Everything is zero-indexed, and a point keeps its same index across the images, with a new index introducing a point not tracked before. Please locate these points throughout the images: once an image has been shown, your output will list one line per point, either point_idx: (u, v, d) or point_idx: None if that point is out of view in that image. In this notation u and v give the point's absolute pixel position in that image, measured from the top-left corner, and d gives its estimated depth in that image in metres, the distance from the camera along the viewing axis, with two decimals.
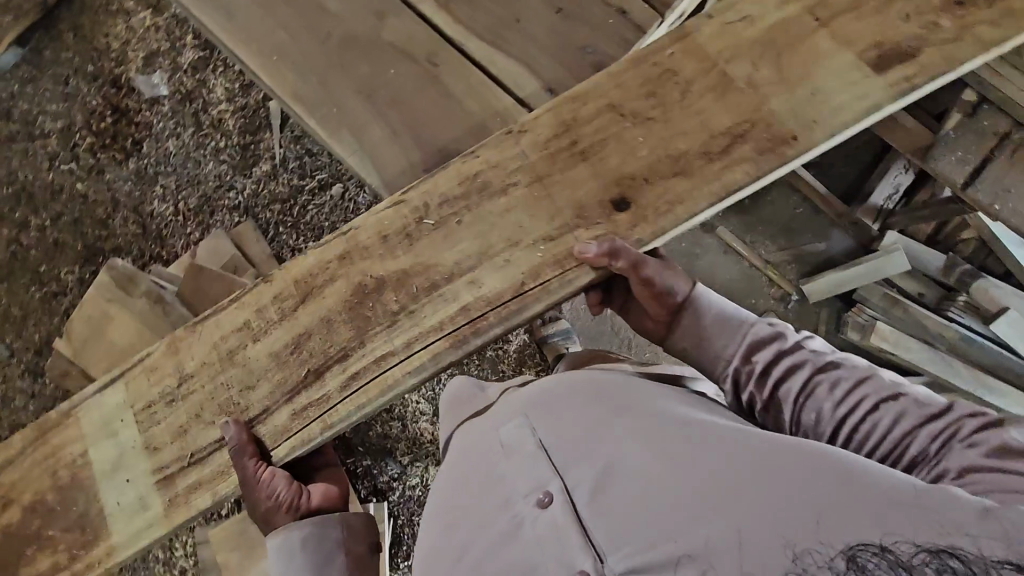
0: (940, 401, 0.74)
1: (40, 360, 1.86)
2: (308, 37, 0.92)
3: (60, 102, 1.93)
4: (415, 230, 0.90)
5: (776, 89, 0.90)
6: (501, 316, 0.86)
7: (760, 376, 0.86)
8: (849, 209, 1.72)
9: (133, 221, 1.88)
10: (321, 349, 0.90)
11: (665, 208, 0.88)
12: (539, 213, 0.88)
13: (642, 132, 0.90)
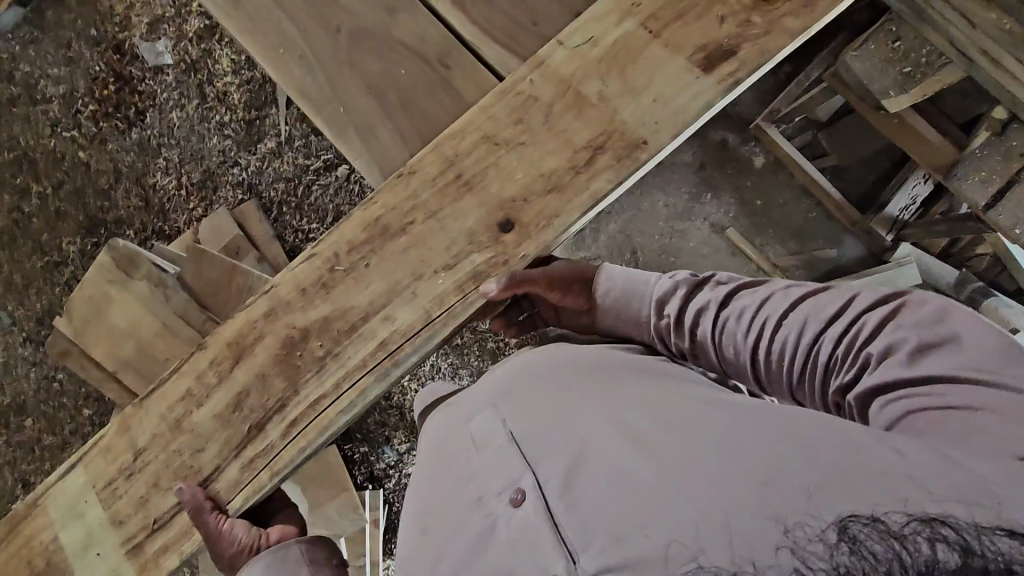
0: (837, 301, 0.78)
1: (42, 329, 1.86)
2: (318, 30, 0.90)
3: (62, 65, 1.88)
4: (329, 278, 0.91)
5: (624, 101, 0.87)
6: (415, 345, 0.87)
7: (678, 324, 0.93)
8: (864, 218, 1.70)
9: (135, 194, 1.86)
10: (261, 403, 0.92)
11: (545, 225, 0.86)
12: (431, 248, 0.88)
13: (516, 157, 0.87)
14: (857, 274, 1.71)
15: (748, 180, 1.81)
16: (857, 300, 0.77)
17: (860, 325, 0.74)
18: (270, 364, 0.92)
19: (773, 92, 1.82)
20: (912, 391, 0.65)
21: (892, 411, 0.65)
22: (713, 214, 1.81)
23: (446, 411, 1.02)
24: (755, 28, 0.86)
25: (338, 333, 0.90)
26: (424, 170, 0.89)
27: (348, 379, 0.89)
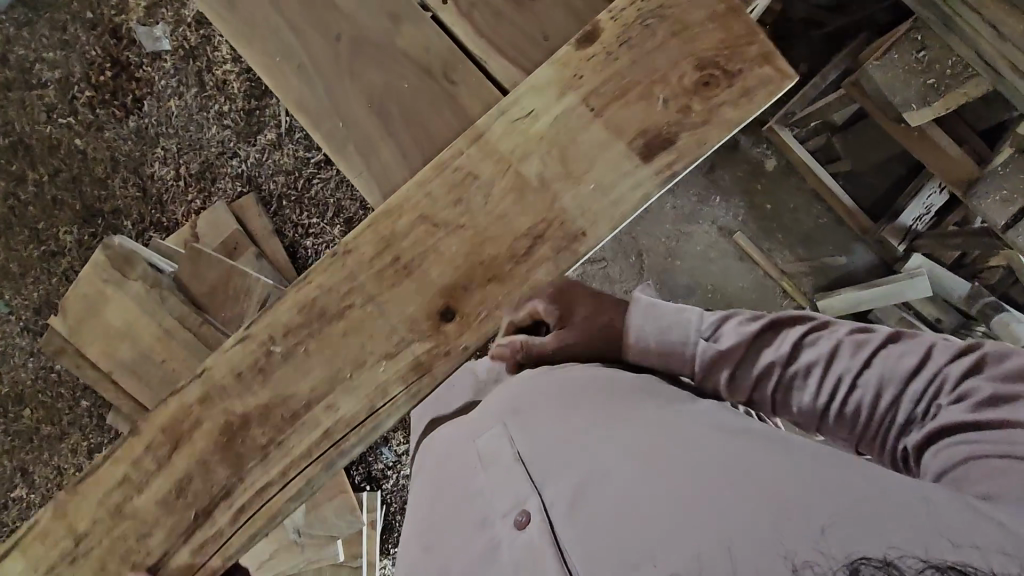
0: (914, 353, 0.71)
1: (38, 318, 1.85)
2: (317, 38, 0.88)
3: (58, 49, 1.83)
4: (264, 365, 0.85)
5: (563, 186, 0.83)
6: (360, 436, 0.83)
7: (730, 385, 0.81)
8: (877, 227, 1.71)
9: (133, 183, 1.83)
10: (204, 490, 0.86)
11: (485, 316, 0.83)
12: (370, 334, 0.84)
13: (455, 241, 0.83)
14: (865, 283, 1.73)
15: (758, 183, 1.79)
16: (939, 354, 0.69)
17: (939, 382, 0.68)
18: (212, 450, 0.86)
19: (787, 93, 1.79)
20: (983, 435, 0.60)
21: (959, 453, 0.60)
22: (722, 218, 1.78)
23: (459, 427, 1.02)
24: (696, 113, 0.82)
25: (281, 422, 0.85)
26: (359, 250, 0.85)
27: (294, 466, 0.83)
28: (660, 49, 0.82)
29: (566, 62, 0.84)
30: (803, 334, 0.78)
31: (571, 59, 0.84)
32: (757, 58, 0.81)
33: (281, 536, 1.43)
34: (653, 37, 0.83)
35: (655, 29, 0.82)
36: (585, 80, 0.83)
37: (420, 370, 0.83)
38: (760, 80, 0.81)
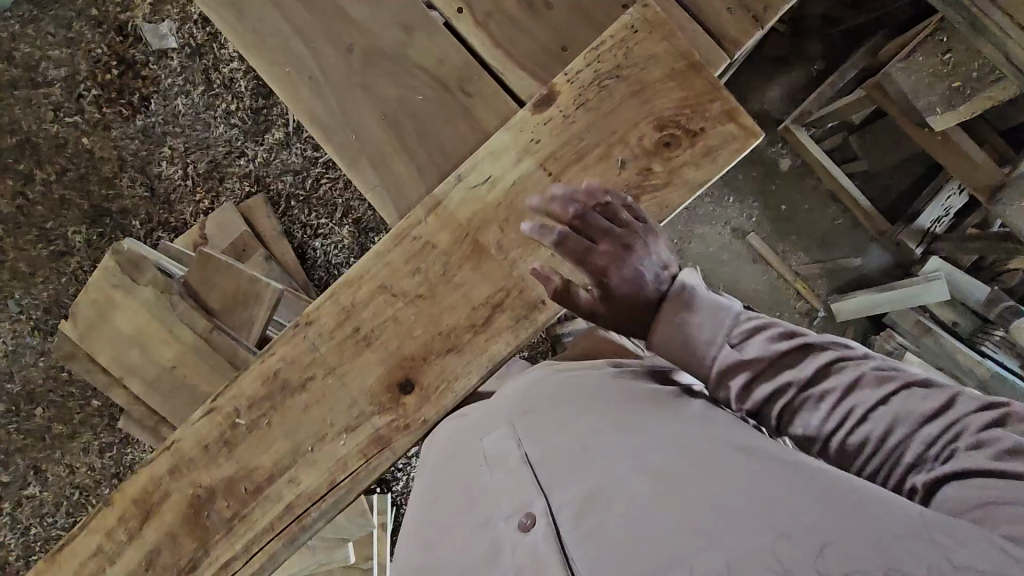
0: (938, 394, 0.66)
1: (49, 318, 1.85)
2: (332, 53, 0.98)
3: (63, 47, 1.81)
4: (231, 437, 0.99)
5: (518, 251, 0.91)
6: (322, 508, 0.95)
7: (740, 398, 0.76)
8: (894, 229, 1.70)
9: (140, 183, 1.82)
10: (172, 561, 1.01)
11: (441, 387, 0.92)
12: (334, 405, 0.95)
13: (414, 311, 0.93)
14: (881, 286, 1.72)
15: (773, 184, 1.77)
16: (963, 399, 0.65)
17: (956, 424, 0.63)
18: (177, 524, 1.01)
19: (802, 91, 1.76)
20: (992, 483, 0.57)
21: (969, 499, 0.58)
22: (735, 219, 1.77)
23: (473, 424, 1.04)
24: (657, 175, 0.88)
25: (244, 495, 0.98)
26: (321, 322, 0.97)
27: (256, 540, 0.97)
28: (619, 110, 0.89)
29: (526, 127, 0.91)
30: (831, 356, 0.74)
31: (528, 124, 0.91)
32: (721, 115, 0.86)
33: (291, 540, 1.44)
34: (611, 98, 0.89)
35: (612, 89, 0.89)
36: (541, 143, 0.91)
37: (377, 445, 0.94)
38: (723, 139, 0.86)
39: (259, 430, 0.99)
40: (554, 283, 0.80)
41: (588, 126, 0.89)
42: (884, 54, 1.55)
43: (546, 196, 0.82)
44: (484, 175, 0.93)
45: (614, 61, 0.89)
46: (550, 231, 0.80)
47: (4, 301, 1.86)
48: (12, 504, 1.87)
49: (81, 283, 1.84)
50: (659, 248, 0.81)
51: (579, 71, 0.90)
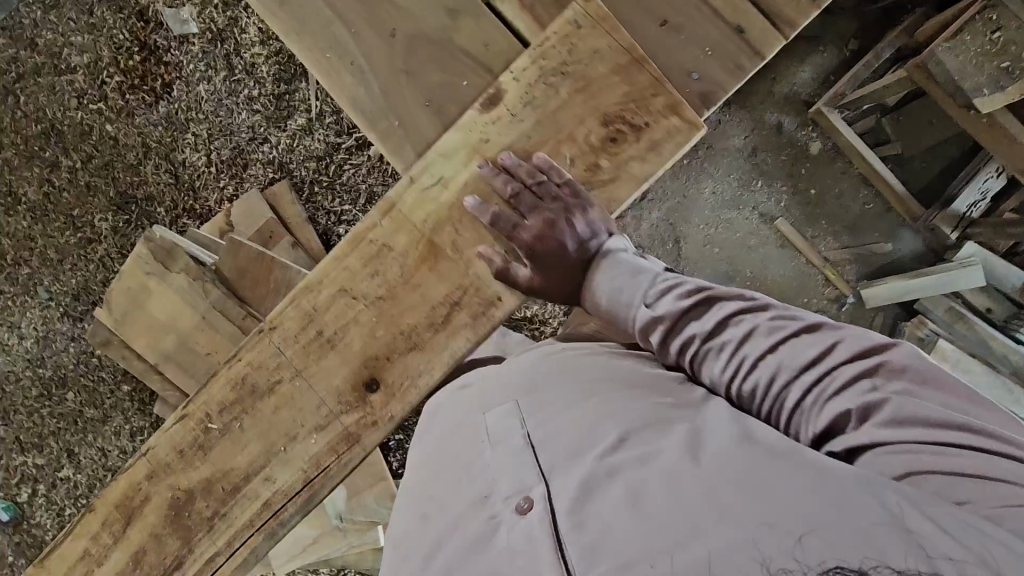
0: (817, 346, 0.85)
1: (78, 304, 1.87)
2: (374, 38, 1.05)
3: (85, 33, 1.81)
4: (203, 439, 1.12)
5: (473, 253, 1.04)
6: (297, 504, 1.09)
7: (663, 346, 0.96)
8: (929, 212, 1.67)
9: (164, 169, 1.82)
10: (158, 561, 1.14)
11: (405, 385, 1.06)
12: (299, 406, 1.09)
13: (374, 312, 1.06)
14: (915, 272, 1.71)
15: (802, 168, 1.75)
16: (839, 350, 0.83)
17: (833, 374, 0.81)
18: (161, 525, 1.14)
19: (836, 72, 1.72)
20: (912, 446, 0.71)
21: (899, 463, 0.70)
22: (763, 204, 1.76)
23: (470, 406, 1.06)
24: (604, 170, 1.02)
25: (222, 495, 1.12)
26: (283, 328, 1.09)
27: (238, 536, 1.11)
28: (565, 107, 1.01)
29: (474, 127, 1.03)
30: (732, 312, 0.93)
31: (478, 124, 1.03)
32: (665, 109, 1.00)
33: (325, 522, 1.51)
34: (557, 96, 1.01)
35: (558, 86, 1.01)
36: (490, 141, 1.03)
37: (348, 441, 1.07)
38: (668, 132, 1.00)
39: (231, 432, 1.12)
40: (494, 262, 1.02)
41: (536, 123, 1.02)
42: (922, 34, 1.55)
43: (495, 169, 1.02)
44: (435, 176, 1.05)
45: (559, 59, 1.01)
46: (486, 208, 1.02)
47: (35, 287, 1.88)
48: (48, 485, 1.92)
49: (109, 270, 1.85)
50: (582, 224, 1.00)
51: (525, 68, 1.01)
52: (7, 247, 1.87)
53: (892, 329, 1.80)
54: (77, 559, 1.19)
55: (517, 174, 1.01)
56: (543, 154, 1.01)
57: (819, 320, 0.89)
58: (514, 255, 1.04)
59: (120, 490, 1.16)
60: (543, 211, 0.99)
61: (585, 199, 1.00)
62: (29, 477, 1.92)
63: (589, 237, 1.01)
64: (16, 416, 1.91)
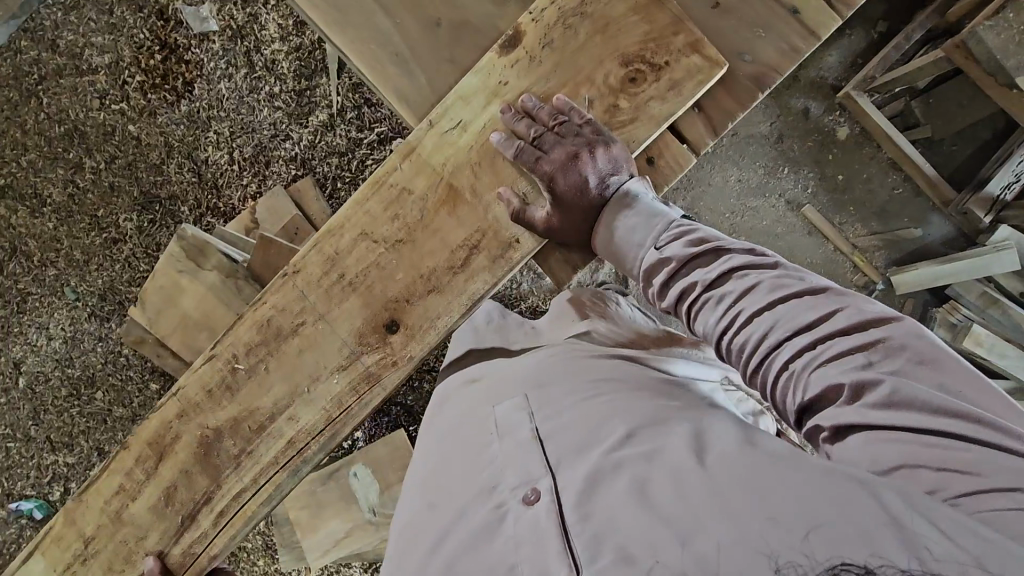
0: (817, 310, 0.77)
1: (105, 304, 1.88)
2: (413, 22, 1.16)
3: (105, 33, 1.81)
4: (231, 379, 1.21)
5: (490, 194, 1.12)
6: (318, 444, 1.18)
7: (661, 291, 0.95)
8: (962, 197, 1.66)
9: (188, 168, 1.82)
10: (188, 497, 1.23)
11: (425, 326, 1.14)
12: (320, 347, 1.18)
13: (394, 255, 1.15)
14: (945, 258, 1.72)
15: (830, 153, 1.73)
16: (839, 317, 0.75)
17: (831, 339, 0.74)
18: (191, 462, 1.23)
19: (863, 54, 1.70)
20: (902, 435, 0.63)
21: (891, 455, 0.62)
22: (790, 191, 1.74)
23: (480, 390, 0.99)
24: (624, 111, 1.09)
25: (249, 433, 1.20)
26: (308, 271, 1.19)
27: (263, 473, 1.19)
28: (585, 47, 1.09)
29: (494, 71, 1.12)
30: (739, 266, 0.88)
31: (497, 69, 1.12)
32: (686, 47, 1.06)
33: (356, 516, 1.50)
34: (577, 36, 1.09)
35: (578, 27, 1.09)
36: (509, 84, 1.12)
37: (368, 381, 1.16)
38: (688, 72, 1.07)
39: (257, 373, 1.20)
40: (512, 204, 1.09)
41: (555, 66, 1.10)
42: (955, 14, 1.55)
43: (518, 114, 1.09)
44: (455, 120, 1.14)
45: (579, 1, 1.09)
46: (511, 145, 1.08)
47: (62, 288, 1.90)
48: (78, 483, 1.93)
49: (135, 269, 1.86)
50: (603, 159, 1.04)
51: (545, 10, 1.10)
52: (34, 249, 1.89)
53: (923, 315, 1.81)
54: (113, 493, 1.27)
55: (540, 118, 1.08)
56: (564, 97, 1.08)
57: (824, 285, 0.81)
58: (533, 196, 1.11)
59: (150, 430, 1.25)
60: (566, 146, 1.04)
61: (606, 135, 1.05)
62: (62, 476, 1.94)
63: (610, 173, 1.04)
64: (46, 416, 1.92)
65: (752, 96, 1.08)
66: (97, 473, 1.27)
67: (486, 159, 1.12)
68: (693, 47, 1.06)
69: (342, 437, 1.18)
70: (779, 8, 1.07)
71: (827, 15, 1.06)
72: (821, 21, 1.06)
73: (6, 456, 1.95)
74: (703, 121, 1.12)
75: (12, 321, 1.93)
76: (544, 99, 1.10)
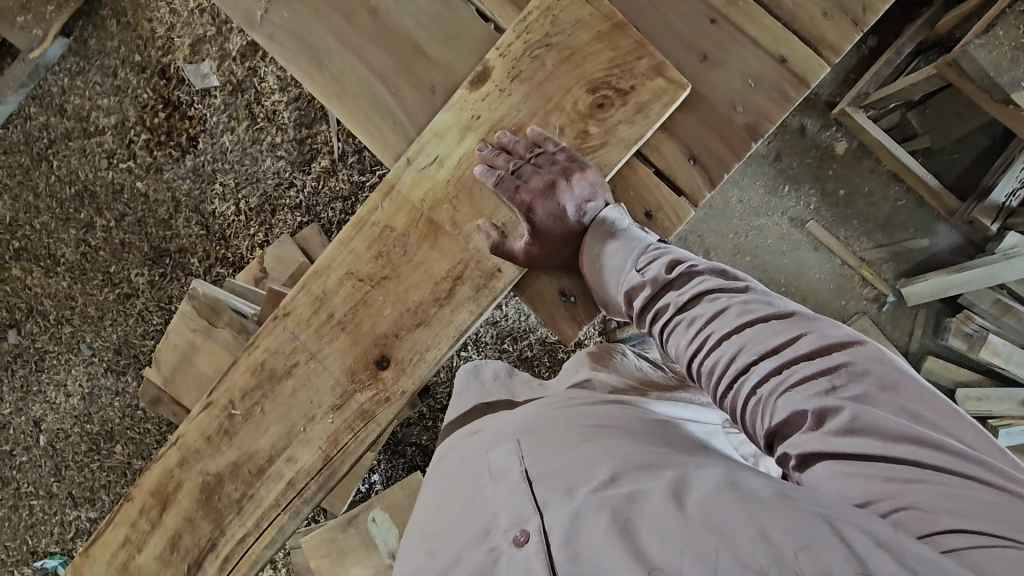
0: (783, 335, 0.79)
1: (121, 358, 1.91)
2: (400, 74, 1.18)
3: (111, 95, 1.86)
4: (229, 425, 1.22)
5: (470, 223, 1.14)
6: (318, 482, 1.19)
7: (640, 315, 0.97)
8: (965, 207, 1.67)
9: (196, 222, 1.86)
10: (193, 544, 1.22)
11: (417, 359, 1.15)
12: (314, 386, 1.19)
13: (382, 291, 1.17)
14: (954, 267, 1.72)
15: (829, 168, 1.73)
16: (803, 341, 0.77)
17: (795, 364, 0.75)
18: (194, 508, 1.23)
19: (855, 71, 1.71)
20: (865, 465, 0.64)
21: (857, 489, 0.64)
22: (793, 208, 1.75)
23: (481, 439, 1.02)
24: (595, 137, 1.11)
25: (250, 477, 1.21)
26: (298, 313, 1.20)
27: (265, 516, 1.19)
28: (552, 76, 1.12)
29: (466, 106, 1.14)
30: (709, 289, 0.90)
31: (469, 102, 1.14)
32: (649, 71, 1.09)
33: (377, 562, 1.49)
34: (543, 66, 1.12)
35: (543, 57, 1.12)
36: (481, 117, 1.14)
37: (362, 418, 1.17)
38: (654, 94, 1.09)
39: (254, 416, 1.21)
40: (492, 237, 1.11)
41: (524, 97, 1.12)
42: (942, 27, 1.55)
43: (494, 148, 1.12)
44: (431, 155, 1.16)
45: (543, 32, 1.12)
46: (492, 174, 1.10)
47: (78, 345, 1.93)
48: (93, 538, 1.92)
49: (147, 323, 1.89)
50: (579, 185, 1.06)
51: (511, 44, 1.13)
52: (49, 308, 1.93)
53: (937, 326, 1.81)
54: (119, 545, 1.27)
55: (516, 150, 1.10)
56: (537, 128, 1.11)
57: (791, 309, 0.83)
58: (512, 226, 1.13)
59: (153, 479, 1.26)
60: (543, 175, 1.06)
61: (580, 162, 1.08)
62: (84, 531, 1.95)
63: (586, 200, 1.07)
64: (68, 472, 1.94)
65: (746, 145, 1.09)
66: (102, 524, 1.27)
67: (465, 191, 1.14)
68: (658, 71, 1.09)
69: (340, 474, 1.19)
70: (768, 58, 1.08)
71: (813, 60, 1.07)
72: (808, 67, 1.07)
73: (30, 513, 1.97)
74: (699, 171, 1.12)
75: (31, 380, 1.95)
76: (517, 130, 1.13)
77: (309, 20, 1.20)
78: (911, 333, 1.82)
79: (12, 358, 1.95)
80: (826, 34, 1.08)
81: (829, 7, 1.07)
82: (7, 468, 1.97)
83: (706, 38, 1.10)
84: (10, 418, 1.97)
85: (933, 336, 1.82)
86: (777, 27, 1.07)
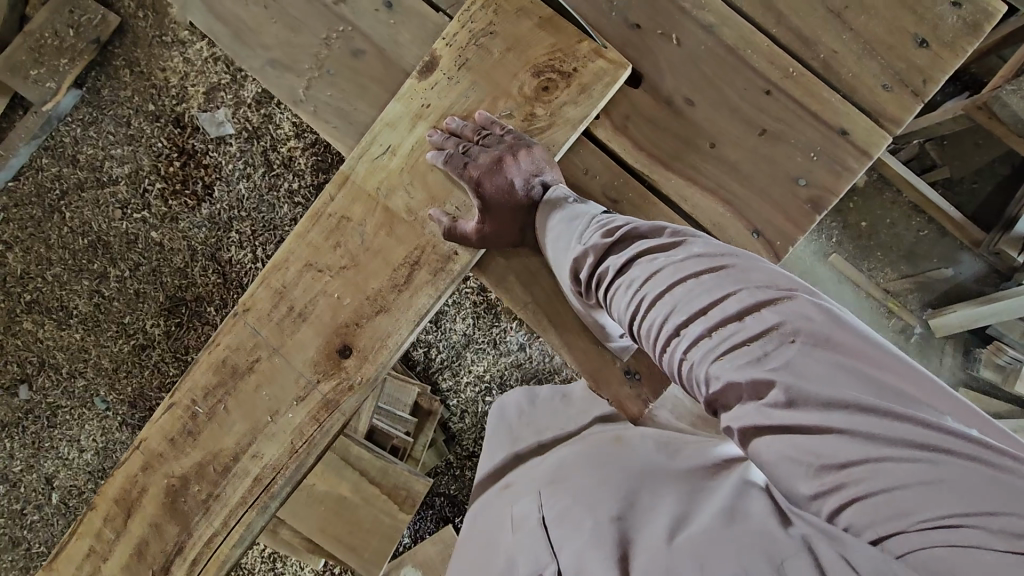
0: (713, 293, 0.74)
1: (136, 412, 1.87)
2: (386, 94, 1.19)
3: (125, 144, 1.85)
4: (193, 427, 1.18)
5: (423, 207, 1.13)
6: (285, 476, 1.14)
7: (589, 283, 0.93)
8: (988, 239, 1.71)
9: (212, 270, 1.84)
10: (159, 552, 1.17)
11: (377, 347, 1.13)
12: (275, 380, 1.16)
13: (339, 280, 1.15)
14: (978, 299, 1.73)
15: (852, 201, 1.79)
16: (733, 300, 0.73)
17: (725, 326, 0.72)
18: (160, 514, 1.18)
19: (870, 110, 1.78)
20: (802, 441, 0.61)
21: (803, 472, 0.61)
22: (816, 241, 1.79)
23: (513, 495, 0.99)
24: (542, 118, 1.12)
25: (216, 476, 1.17)
26: (257, 308, 1.17)
27: (232, 515, 1.14)
28: (500, 64, 1.13)
29: (416, 96, 1.14)
30: (648, 251, 0.85)
31: (417, 92, 1.14)
32: (591, 53, 1.11)
33: None
34: (491, 56, 1.13)
35: (489, 45, 1.13)
36: (431, 106, 1.14)
37: (327, 408, 1.13)
38: (596, 75, 1.10)
39: (217, 416, 1.18)
40: (443, 223, 1.10)
41: (472, 83, 1.13)
42: None
43: (443, 134, 1.12)
44: (384, 145, 1.15)
45: (487, 21, 1.14)
46: (442, 154, 1.09)
47: (91, 399, 1.88)
48: None
49: (164, 375, 1.86)
50: (526, 160, 1.05)
51: (457, 33, 1.14)
52: (62, 361, 1.88)
53: (968, 357, 1.82)
54: (83, 558, 1.21)
55: (463, 134, 1.10)
56: (484, 112, 1.10)
57: (724, 259, 0.77)
58: (463, 211, 1.12)
59: (116, 487, 1.21)
60: (491, 152, 1.05)
61: (527, 140, 1.07)
62: None
63: (533, 174, 1.05)
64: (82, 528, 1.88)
65: (810, 219, 1.10)
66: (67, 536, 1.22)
67: (419, 178, 1.14)
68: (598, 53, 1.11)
69: (309, 466, 1.15)
70: (828, 129, 1.09)
71: (875, 132, 1.07)
72: (869, 139, 1.08)
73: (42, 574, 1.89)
74: (764, 246, 1.11)
75: (42, 436, 1.89)
76: (466, 117, 1.13)
77: (355, 96, 1.19)
78: (940, 362, 1.83)
79: (22, 414, 1.89)
80: (886, 107, 1.07)
81: (887, 80, 1.06)
82: (17, 527, 1.90)
83: (763, 111, 1.10)
84: (20, 476, 1.90)
85: (964, 367, 1.83)
86: (834, 100, 1.08)
